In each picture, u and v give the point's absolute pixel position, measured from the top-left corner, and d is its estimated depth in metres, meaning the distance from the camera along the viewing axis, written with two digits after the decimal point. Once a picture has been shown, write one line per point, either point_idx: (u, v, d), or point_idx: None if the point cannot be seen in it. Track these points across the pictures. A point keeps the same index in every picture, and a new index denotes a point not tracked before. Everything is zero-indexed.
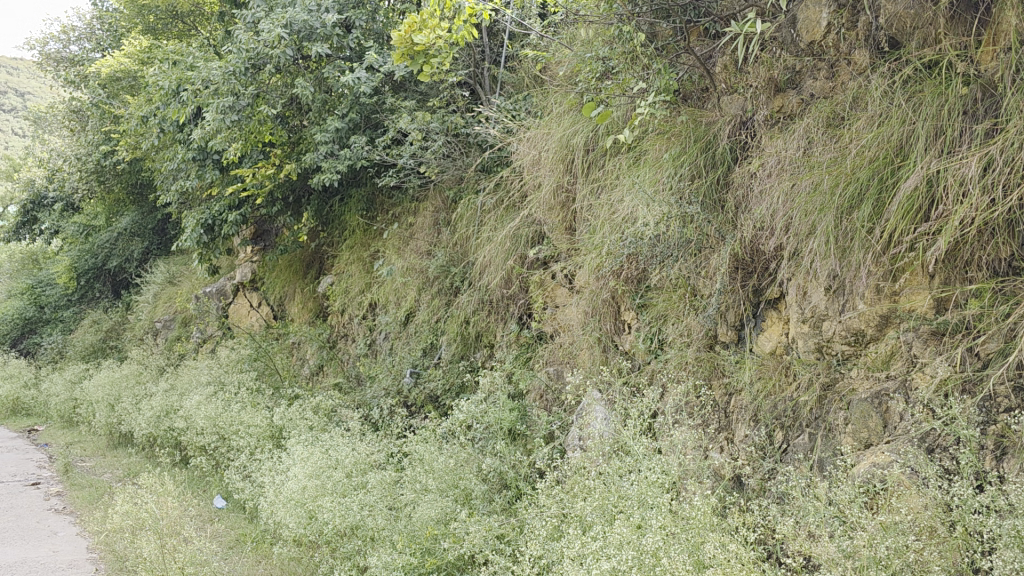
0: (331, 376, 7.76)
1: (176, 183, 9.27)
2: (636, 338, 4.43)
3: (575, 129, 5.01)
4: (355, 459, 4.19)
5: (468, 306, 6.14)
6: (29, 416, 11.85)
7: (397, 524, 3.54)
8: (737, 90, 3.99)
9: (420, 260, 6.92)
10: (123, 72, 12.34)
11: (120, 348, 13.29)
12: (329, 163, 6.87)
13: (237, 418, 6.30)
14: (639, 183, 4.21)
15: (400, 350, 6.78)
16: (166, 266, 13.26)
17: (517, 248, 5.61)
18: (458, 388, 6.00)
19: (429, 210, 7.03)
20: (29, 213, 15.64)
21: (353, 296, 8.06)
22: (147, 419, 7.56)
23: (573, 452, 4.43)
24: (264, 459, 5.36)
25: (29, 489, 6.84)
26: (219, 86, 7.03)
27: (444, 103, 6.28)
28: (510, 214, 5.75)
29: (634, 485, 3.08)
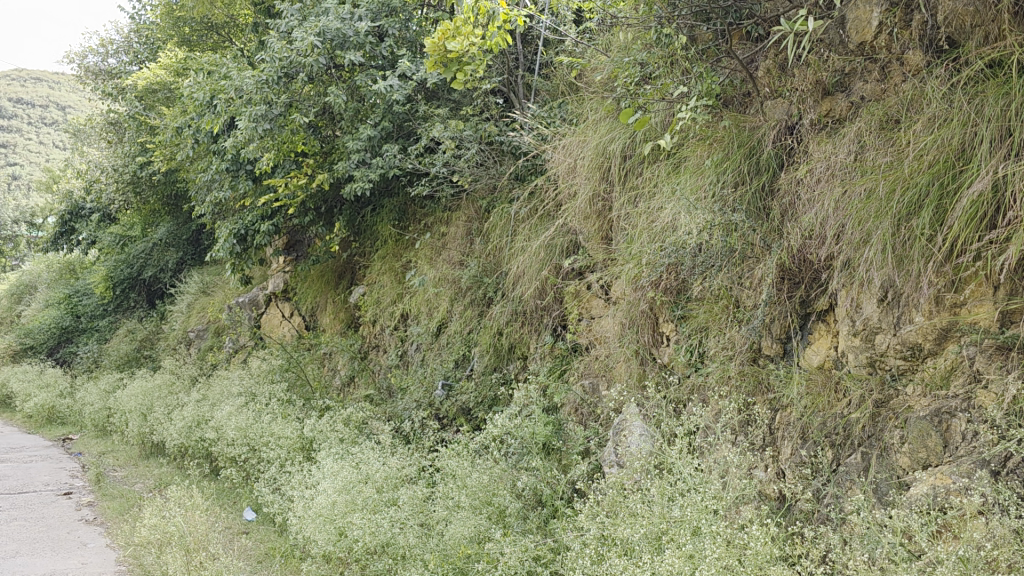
0: (362, 388, 7.68)
1: (209, 193, 9.30)
2: (675, 351, 4.29)
3: (611, 136, 4.90)
4: (386, 473, 4.08)
5: (501, 317, 6.04)
6: (63, 425, 11.92)
7: (429, 542, 3.42)
8: (782, 94, 3.86)
9: (452, 271, 6.83)
10: (160, 84, 12.45)
11: (153, 357, 13.35)
12: (361, 172, 6.82)
13: (267, 430, 6.23)
14: (678, 191, 4.08)
15: (432, 362, 6.68)
16: (199, 276, 13.33)
17: (552, 258, 5.49)
18: (490, 401, 5.88)
19: (461, 220, 6.95)
20: (67, 224, 15.85)
21: (385, 307, 7.99)
22: (178, 430, 7.53)
23: (610, 469, 4.30)
24: (294, 472, 5.27)
25: (61, 499, 6.82)
26: (252, 95, 7.01)
27: (478, 111, 6.20)
28: (544, 224, 5.64)
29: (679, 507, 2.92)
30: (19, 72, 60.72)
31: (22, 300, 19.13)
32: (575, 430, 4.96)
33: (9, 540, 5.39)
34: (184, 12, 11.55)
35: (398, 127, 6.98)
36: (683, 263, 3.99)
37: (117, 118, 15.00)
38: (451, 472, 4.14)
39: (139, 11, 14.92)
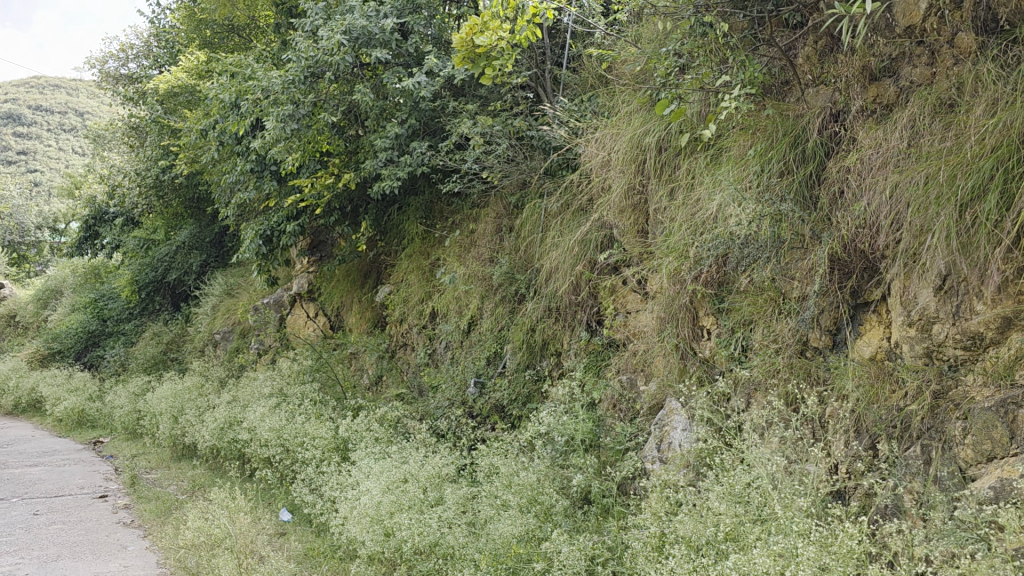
0: (392, 387, 7.65)
1: (234, 195, 9.31)
2: (717, 345, 4.23)
3: (646, 128, 4.84)
4: (429, 472, 4.05)
5: (534, 314, 5.99)
6: (93, 428, 11.99)
7: (479, 542, 3.38)
8: (825, 82, 3.79)
9: (482, 268, 6.79)
10: (181, 87, 12.49)
11: (180, 360, 13.39)
12: (389, 170, 6.79)
13: (301, 431, 6.22)
14: (721, 181, 4.01)
15: (463, 360, 6.65)
16: (224, 278, 13.37)
17: (586, 253, 5.44)
18: (524, 398, 5.84)
19: (490, 217, 6.91)
20: (91, 228, 15.96)
21: (413, 305, 7.97)
22: (210, 431, 7.54)
23: (652, 465, 4.27)
24: (331, 472, 5.25)
25: (97, 502, 6.84)
26: (279, 95, 7.00)
27: (507, 106, 6.14)
28: (577, 219, 5.59)
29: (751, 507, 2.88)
30: (37, 79, 61.23)
31: (48, 305, 19.26)
32: (613, 426, 4.90)
33: (50, 543, 5.41)
34: (204, 15, 11.58)
35: (425, 124, 6.95)
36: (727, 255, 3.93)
37: (139, 122, 15.06)
38: (494, 470, 4.09)
39: (158, 16, 14.99)
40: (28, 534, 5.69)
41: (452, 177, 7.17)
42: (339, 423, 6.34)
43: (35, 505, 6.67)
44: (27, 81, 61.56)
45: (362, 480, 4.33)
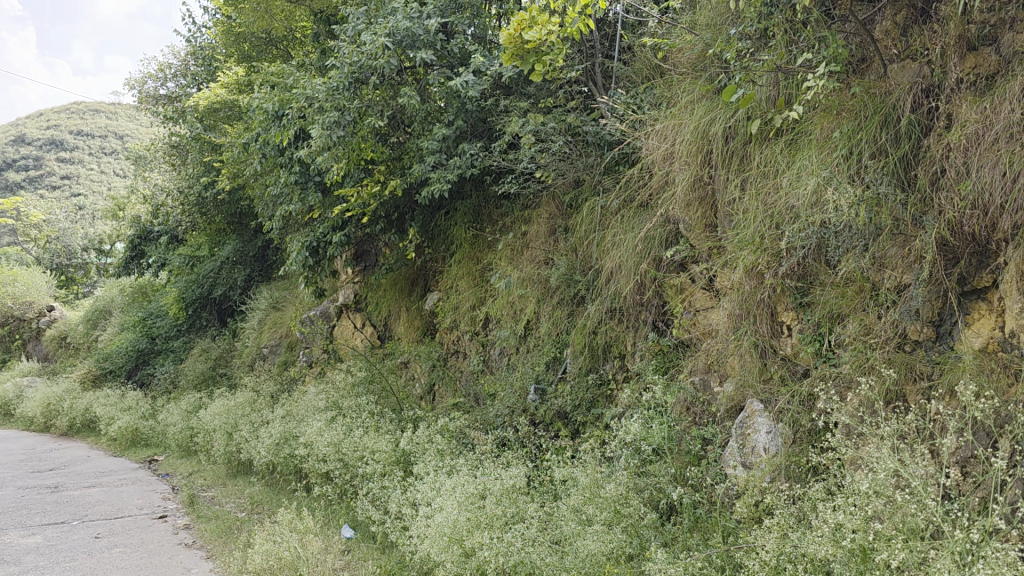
0: (447, 396, 7.49)
1: (279, 208, 9.24)
2: (800, 341, 4.03)
3: (712, 116, 4.63)
4: (504, 485, 3.87)
5: (594, 316, 5.78)
6: (147, 446, 12.01)
7: (567, 561, 3.19)
8: (912, 56, 3.54)
9: (537, 271, 6.60)
10: (221, 103, 12.50)
11: (229, 375, 13.38)
12: (438, 174, 6.63)
13: (360, 445, 6.07)
14: (802, 168, 3.78)
15: (521, 366, 6.45)
16: (269, 292, 13.35)
17: (651, 250, 5.22)
18: (588, 403, 5.63)
19: (543, 217, 6.73)
20: (137, 248, 16.11)
21: (464, 312, 7.80)
22: (267, 447, 7.44)
23: (734, 471, 4.06)
24: (395, 487, 5.09)
25: (157, 523, 6.76)
26: (323, 103, 6.84)
27: (558, 102, 5.96)
28: (638, 216, 5.37)
29: (878, 519, 2.66)
30: (78, 105, 62.43)
31: (97, 325, 19.44)
32: (687, 430, 4.67)
33: (114, 568, 5.32)
34: (241, 29, 11.58)
35: (472, 125, 6.79)
36: (813, 244, 3.71)
37: (180, 141, 15.14)
38: (572, 481, 3.90)
39: (195, 34, 15.09)
40: (92, 558, 5.61)
41: (502, 178, 7.00)
42: (399, 436, 6.20)
43: (97, 528, 6.62)
44: (68, 107, 62.81)
45: (433, 496, 4.17)
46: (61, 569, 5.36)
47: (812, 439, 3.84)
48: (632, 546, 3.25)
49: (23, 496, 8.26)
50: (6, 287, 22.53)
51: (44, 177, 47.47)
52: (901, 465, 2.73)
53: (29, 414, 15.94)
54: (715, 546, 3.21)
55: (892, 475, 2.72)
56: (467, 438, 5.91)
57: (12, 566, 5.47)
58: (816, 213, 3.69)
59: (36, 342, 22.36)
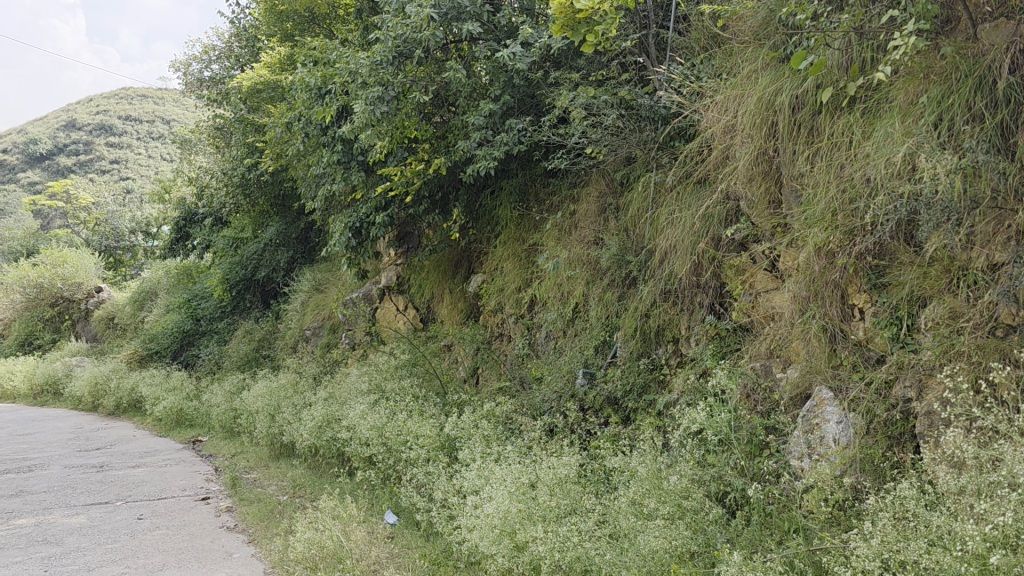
0: (492, 379, 7.32)
1: (322, 187, 9.12)
2: (876, 326, 3.78)
3: (778, 86, 4.34)
4: (556, 474, 3.68)
5: (647, 298, 5.55)
6: (192, 427, 12.04)
7: (627, 556, 2.99)
8: (1006, 14, 3.20)
9: (586, 252, 6.38)
10: (264, 83, 12.44)
11: (272, 356, 13.37)
12: (484, 151, 6.44)
13: (404, 429, 5.92)
14: (885, 139, 3.52)
15: (570, 350, 6.25)
16: (312, 274, 13.29)
17: (709, 229, 4.96)
18: (640, 388, 5.40)
19: (593, 196, 6.51)
20: (182, 230, 16.22)
21: (510, 294, 7.62)
22: (309, 429, 7.34)
23: (801, 464, 3.78)
24: (441, 474, 4.92)
25: (200, 505, 6.69)
26: (367, 77, 6.68)
27: (610, 75, 5.70)
28: (695, 193, 5.11)
29: (978, 525, 2.40)
30: (126, 90, 63.34)
31: (143, 306, 19.62)
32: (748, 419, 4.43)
33: (155, 551, 5.24)
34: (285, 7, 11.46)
35: (520, 100, 6.59)
36: (894, 223, 3.44)
37: (224, 123, 15.14)
38: (629, 471, 3.68)
39: (239, 14, 15.04)
40: (134, 540, 5.54)
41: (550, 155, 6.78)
42: (444, 421, 6.04)
43: (139, 509, 6.57)
44: (116, 92, 63.80)
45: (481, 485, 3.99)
46: (103, 551, 5.30)
47: (888, 429, 3.58)
48: (697, 543, 3.03)
49: (68, 475, 8.27)
50: (56, 268, 22.86)
51: (94, 161, 48.25)
52: (1005, 465, 2.47)
53: (77, 394, 16.13)
54: (790, 547, 2.98)
55: (996, 476, 2.46)
56: (513, 423, 5.73)
57: (55, 547, 5.42)
58: (899, 186, 3.42)
59: (84, 323, 22.70)
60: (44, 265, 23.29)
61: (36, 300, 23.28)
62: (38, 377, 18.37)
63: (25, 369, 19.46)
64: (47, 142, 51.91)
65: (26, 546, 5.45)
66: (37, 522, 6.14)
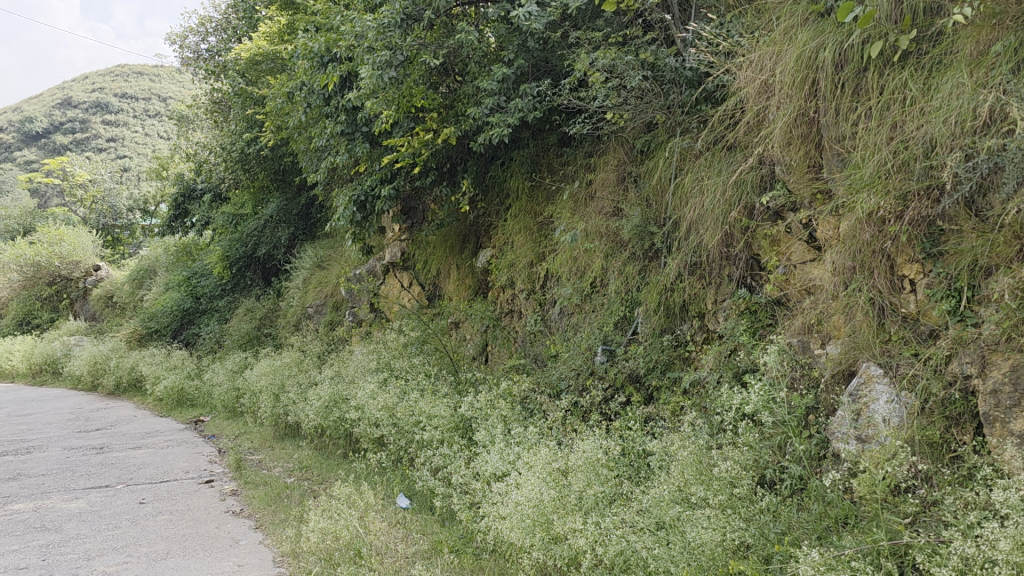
0: (504, 356, 7.07)
1: (325, 159, 8.83)
2: (930, 299, 3.51)
3: (820, 40, 4.00)
4: (590, 459, 3.45)
5: (671, 271, 5.29)
6: (193, 407, 11.81)
7: (676, 550, 2.77)
8: None
9: (604, 223, 6.10)
10: (263, 54, 12.09)
11: (274, 334, 13.09)
12: (497, 117, 6.16)
13: (416, 410, 5.67)
14: (957, 93, 3.28)
15: (587, 327, 5.99)
16: (314, 251, 13.00)
17: (742, 197, 4.68)
18: (664, 366, 5.15)
19: (611, 165, 6.23)
20: (181, 207, 15.98)
21: (521, 269, 7.35)
22: (316, 410, 7.09)
23: (848, 446, 3.49)
24: (459, 457, 4.68)
25: (204, 488, 6.45)
26: (374, 41, 6.38)
27: (632, 35, 5.41)
28: (724, 159, 4.84)
29: None
30: (121, 66, 62.60)
31: (142, 285, 19.31)
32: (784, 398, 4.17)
33: (158, 538, 5.00)
34: None
35: (533, 65, 6.30)
36: (974, 181, 3.18)
37: (222, 97, 14.79)
38: (669, 457, 3.44)
39: None
40: (136, 526, 5.31)
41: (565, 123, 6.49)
42: (457, 401, 5.79)
43: (142, 493, 6.33)
44: (111, 69, 63.08)
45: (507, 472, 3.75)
46: (104, 538, 5.05)
47: (946, 410, 3.29)
48: (752, 535, 2.83)
49: (68, 458, 8.03)
50: (53, 246, 22.55)
51: (90, 139, 47.73)
52: None
53: (76, 373, 15.87)
54: (855, 540, 2.76)
55: None
56: (530, 404, 5.48)
57: (54, 535, 5.17)
58: (976, 142, 3.18)
59: (83, 302, 22.42)
60: (41, 243, 22.93)
61: (34, 278, 22.98)
62: (36, 356, 18.12)
63: (23, 349, 19.21)
64: (43, 120, 51.34)
65: (23, 533, 5.20)
66: (35, 508, 5.90)
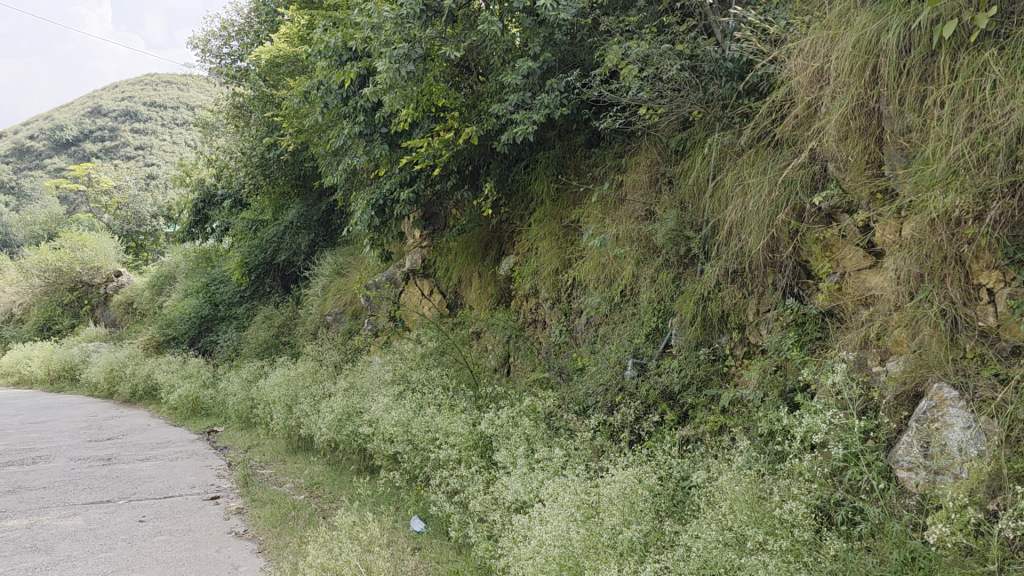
0: (527, 369, 6.68)
1: (343, 162, 8.53)
2: (1015, 312, 3.08)
3: (881, 22, 3.57)
4: (624, 491, 3.05)
5: (709, 280, 4.90)
6: (208, 416, 11.50)
7: None
8: None
9: (635, 228, 5.71)
10: (284, 57, 11.85)
11: (292, 343, 12.78)
12: (522, 114, 5.81)
13: (432, 426, 5.29)
14: None
15: (616, 338, 5.60)
16: (334, 258, 12.69)
17: (790, 197, 4.27)
18: (700, 382, 4.75)
19: (643, 166, 5.86)
20: (201, 212, 16.14)
21: (545, 277, 6.96)
22: (328, 423, 6.73)
23: (921, 482, 3.09)
24: (477, 483, 4.29)
25: (208, 505, 6.09)
26: (392, 33, 6.08)
27: (666, 24, 5.04)
28: (770, 156, 4.44)
29: None
30: (150, 75, 63.19)
31: (161, 291, 19.13)
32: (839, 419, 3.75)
33: (152, 562, 4.63)
34: None
35: (560, 59, 5.95)
36: None
37: (243, 101, 14.60)
38: (715, 491, 3.03)
39: None
40: (131, 548, 4.95)
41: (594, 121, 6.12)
42: (477, 417, 5.41)
43: (142, 510, 5.99)
44: (140, 77, 63.62)
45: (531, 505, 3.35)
46: (95, 561, 4.70)
47: None
48: None
49: (73, 469, 7.72)
50: (75, 252, 22.46)
51: (118, 147, 48.03)
52: None
53: (93, 380, 15.66)
54: None
55: None
56: (555, 421, 5.09)
57: (43, 556, 4.83)
58: None
59: (104, 308, 22.29)
60: (64, 249, 22.83)
61: (55, 284, 22.93)
62: (55, 363, 17.97)
63: (43, 355, 19.07)
64: (72, 128, 51.72)
65: (11, 554, 4.87)
66: (29, 525, 5.57)
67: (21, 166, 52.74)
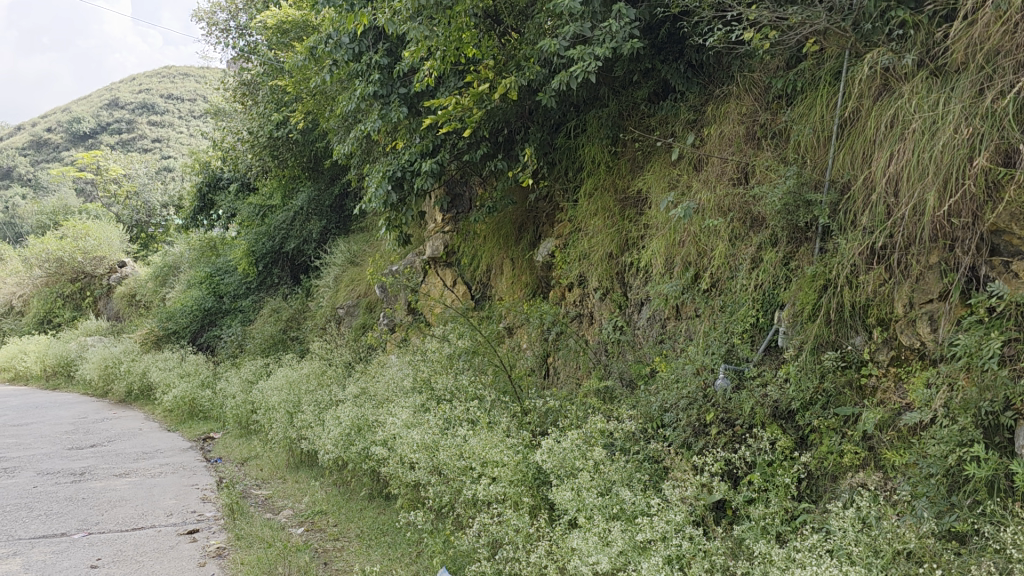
0: (574, 373, 5.43)
1: (355, 129, 7.33)
2: None
3: None
4: None
5: (841, 259, 3.62)
6: (206, 420, 10.31)
7: None
8: None
9: (726, 195, 4.45)
10: (292, 21, 10.74)
11: (301, 338, 11.56)
12: (581, 51, 4.59)
13: (465, 451, 4.04)
14: None
15: (699, 337, 4.33)
16: (347, 245, 11.48)
17: (991, 137, 2.99)
18: (829, 398, 3.48)
19: (734, 116, 4.61)
20: (206, 197, 15.00)
21: (595, 262, 5.69)
22: (334, 439, 5.50)
23: None
24: (538, 551, 3.04)
25: (183, 544, 4.84)
26: None
27: None
28: (955, 84, 3.18)
29: None
30: (167, 68, 62.50)
31: (166, 282, 18.01)
32: None
33: None
34: None
35: None
36: None
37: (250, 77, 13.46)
38: None
39: None
40: None
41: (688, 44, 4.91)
42: (523, 439, 4.16)
43: (99, 550, 4.74)
44: (155, 71, 62.92)
45: None
46: None
47: None
48: None
49: (34, 488, 6.52)
50: (78, 240, 21.42)
51: (135, 140, 47.25)
52: None
53: (88, 377, 14.53)
54: None
55: None
56: (629, 449, 3.82)
57: None
58: None
59: (107, 300, 21.19)
60: (67, 238, 21.81)
61: (56, 275, 21.92)
62: (52, 358, 16.94)
63: (40, 350, 18.01)
64: (87, 119, 50.91)
65: None
66: None
67: (38, 158, 52.06)
